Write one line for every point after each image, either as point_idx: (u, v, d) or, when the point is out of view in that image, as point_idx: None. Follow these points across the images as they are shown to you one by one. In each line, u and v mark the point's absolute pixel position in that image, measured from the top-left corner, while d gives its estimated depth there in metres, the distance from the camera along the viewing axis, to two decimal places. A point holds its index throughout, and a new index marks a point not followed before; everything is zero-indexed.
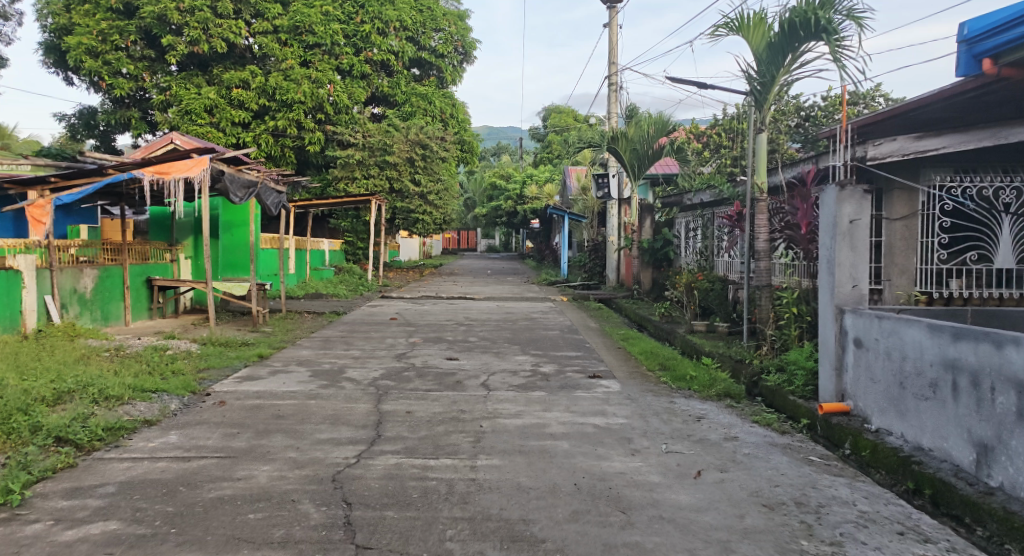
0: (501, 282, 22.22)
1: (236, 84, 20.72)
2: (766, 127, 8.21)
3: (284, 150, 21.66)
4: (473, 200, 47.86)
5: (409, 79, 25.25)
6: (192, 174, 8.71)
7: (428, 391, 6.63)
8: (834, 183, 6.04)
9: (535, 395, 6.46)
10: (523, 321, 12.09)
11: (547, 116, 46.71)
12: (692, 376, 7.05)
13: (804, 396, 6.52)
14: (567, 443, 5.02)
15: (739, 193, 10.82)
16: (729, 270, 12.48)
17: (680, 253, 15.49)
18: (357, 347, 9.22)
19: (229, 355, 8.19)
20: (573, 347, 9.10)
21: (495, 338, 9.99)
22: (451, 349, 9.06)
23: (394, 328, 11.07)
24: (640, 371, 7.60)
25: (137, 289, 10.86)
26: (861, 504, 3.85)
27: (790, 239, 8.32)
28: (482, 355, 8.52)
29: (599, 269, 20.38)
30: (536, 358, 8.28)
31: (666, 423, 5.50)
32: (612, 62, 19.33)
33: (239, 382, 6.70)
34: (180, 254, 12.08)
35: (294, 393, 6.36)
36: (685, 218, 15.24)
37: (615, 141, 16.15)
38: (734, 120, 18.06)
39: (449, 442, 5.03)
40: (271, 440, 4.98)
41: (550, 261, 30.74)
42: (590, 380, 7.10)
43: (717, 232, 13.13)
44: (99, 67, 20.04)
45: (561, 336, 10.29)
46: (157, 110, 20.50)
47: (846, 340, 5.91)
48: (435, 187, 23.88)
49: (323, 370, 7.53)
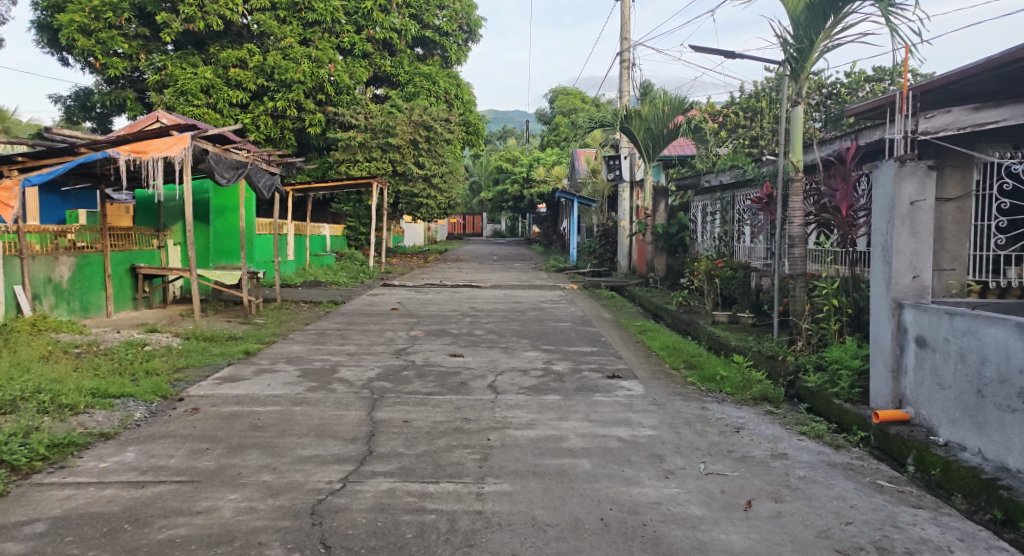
0: (508, 269, 21.54)
1: (234, 63, 19.87)
2: (804, 97, 7.44)
3: (283, 133, 20.77)
4: (479, 183, 47.03)
5: (412, 58, 24.46)
6: (172, 155, 7.98)
7: (428, 395, 5.92)
8: (892, 158, 5.28)
9: (549, 400, 5.74)
10: (533, 311, 11.36)
11: (553, 99, 45.87)
12: (723, 377, 6.34)
13: (850, 399, 5.81)
14: (589, 462, 4.30)
15: (767, 174, 10.07)
16: (751, 256, 11.78)
17: (697, 238, 14.80)
18: (354, 341, 8.53)
19: (212, 351, 7.49)
20: (588, 342, 8.36)
21: (502, 332, 9.26)
22: (456, 344, 8.35)
23: (395, 319, 10.39)
24: (663, 370, 6.88)
25: (120, 278, 10.17)
26: (958, 552, 3.16)
27: (826, 224, 7.61)
28: (489, 351, 7.82)
29: (610, 255, 19.64)
30: (547, 355, 7.55)
31: (701, 436, 4.77)
32: (624, 38, 18.50)
33: (218, 384, 5.98)
34: (168, 240, 11.44)
35: (278, 398, 5.64)
36: (703, 201, 14.53)
37: (630, 120, 15.31)
38: (753, 98, 17.56)
39: (451, 460, 4.32)
40: (245, 459, 4.26)
41: (558, 247, 30.04)
42: (609, 381, 6.38)
43: (740, 214, 12.34)
44: (93, 47, 19.18)
45: (575, 328, 9.57)
46: (153, 91, 19.70)
47: (905, 339, 5.17)
48: (441, 169, 23.75)
49: (313, 369, 6.82)
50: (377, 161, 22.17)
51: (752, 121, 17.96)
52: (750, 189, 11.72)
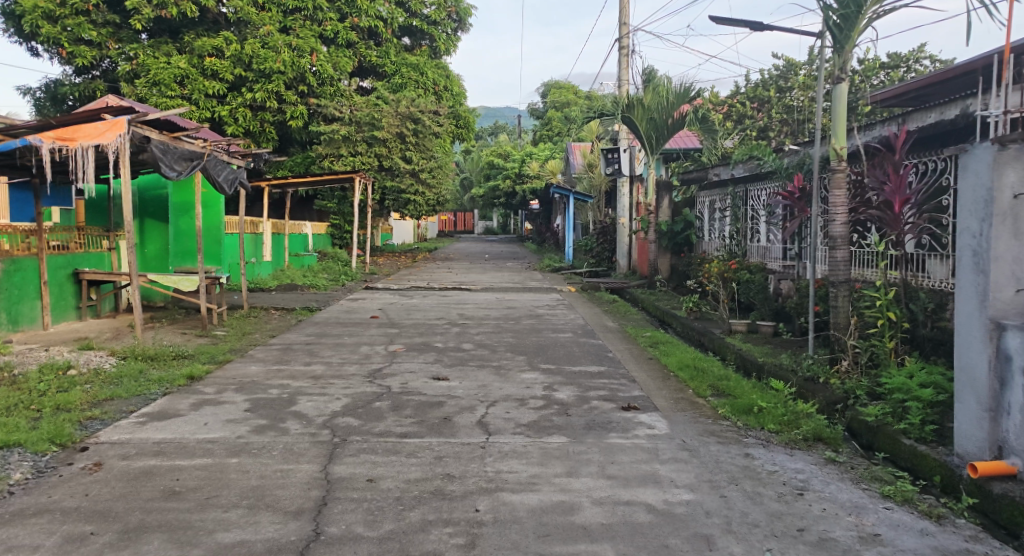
0: (501, 268, 20.36)
1: (209, 52, 18.52)
2: (849, 73, 6.29)
3: (263, 125, 19.38)
4: (469, 179, 45.83)
5: (399, 48, 23.28)
6: (103, 141, 6.74)
7: (403, 438, 4.76)
8: (991, 140, 4.14)
9: (554, 444, 4.59)
10: (529, 319, 10.20)
11: (545, 93, 44.82)
12: (761, 409, 5.20)
13: (924, 439, 4.68)
14: (613, 550, 3.16)
15: (785, 166, 9.01)
16: (767, 256, 10.78)
17: (704, 236, 13.75)
18: (323, 359, 7.35)
19: (149, 377, 6.28)
20: (595, 361, 7.20)
21: (496, 347, 8.10)
22: (439, 363, 7.18)
23: (374, 330, 9.23)
24: (687, 398, 5.73)
25: (60, 285, 9.01)
26: None
27: (874, 221, 6.51)
28: (479, 374, 6.67)
29: (608, 254, 18.56)
30: (547, 381, 6.39)
31: (757, 502, 3.64)
32: (623, 22, 17.36)
33: (140, 425, 4.79)
34: (121, 241, 10.30)
35: (211, 445, 4.45)
36: (710, 197, 13.49)
37: (631, 109, 14.17)
38: (761, 86, 16.50)
39: (425, 550, 3.17)
40: (141, 551, 3.10)
41: (552, 245, 28.99)
42: (625, 416, 5.24)
43: (755, 208, 11.20)
44: (59, 34, 17.74)
45: (578, 342, 8.40)
46: (123, 81, 18.25)
47: (1009, 371, 4.03)
48: (428, 164, 22.70)
49: (267, 400, 5.62)
50: (361, 155, 21.12)
51: (760, 110, 16.87)
52: (768, 181, 10.57)
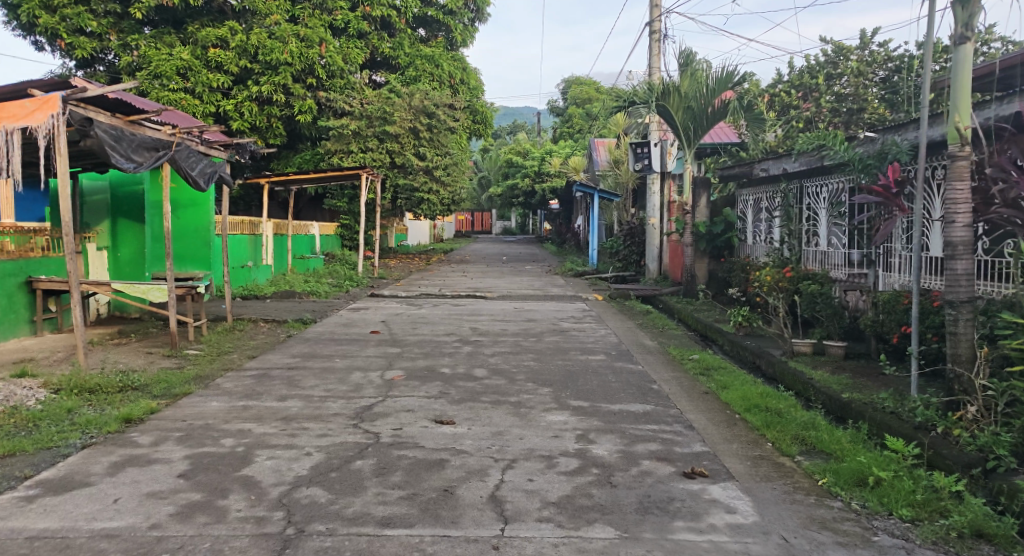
0: (519, 272, 18.93)
1: (214, 42, 17.26)
2: (975, 31, 4.80)
3: (271, 121, 18.04)
4: (488, 178, 44.55)
5: (414, 39, 22.01)
6: (31, 123, 5.52)
7: (388, 525, 3.42)
8: None
9: (597, 543, 3.21)
10: (553, 336, 8.79)
11: (565, 89, 43.39)
12: (882, 482, 3.77)
13: None
14: None
15: (866, 159, 7.51)
16: (829, 262, 9.32)
17: (747, 239, 12.35)
18: (304, 392, 5.99)
19: (77, 419, 4.94)
20: (638, 399, 5.78)
21: (514, 374, 6.70)
22: (444, 399, 5.81)
23: (373, 349, 7.92)
24: (766, 457, 4.31)
25: (11, 296, 7.78)
26: None
27: (1004, 224, 5.03)
28: (493, 416, 5.31)
29: (636, 257, 17.17)
30: (580, 427, 5.03)
31: None
32: (655, 5, 15.93)
33: (23, 509, 3.46)
34: (90, 243, 9.21)
35: (106, 547, 3.12)
36: (756, 196, 12.03)
37: (666, 97, 12.71)
38: (807, 73, 15.08)
39: None
40: None
41: (574, 247, 27.63)
42: (690, 488, 3.86)
43: (815, 207, 9.70)
44: (57, 24, 16.52)
45: (613, 369, 6.99)
46: (125, 74, 17.03)
47: None
48: (444, 161, 21.34)
49: (214, 457, 4.27)
50: (372, 152, 19.87)
51: (805, 100, 15.39)
52: (837, 173, 9.06)
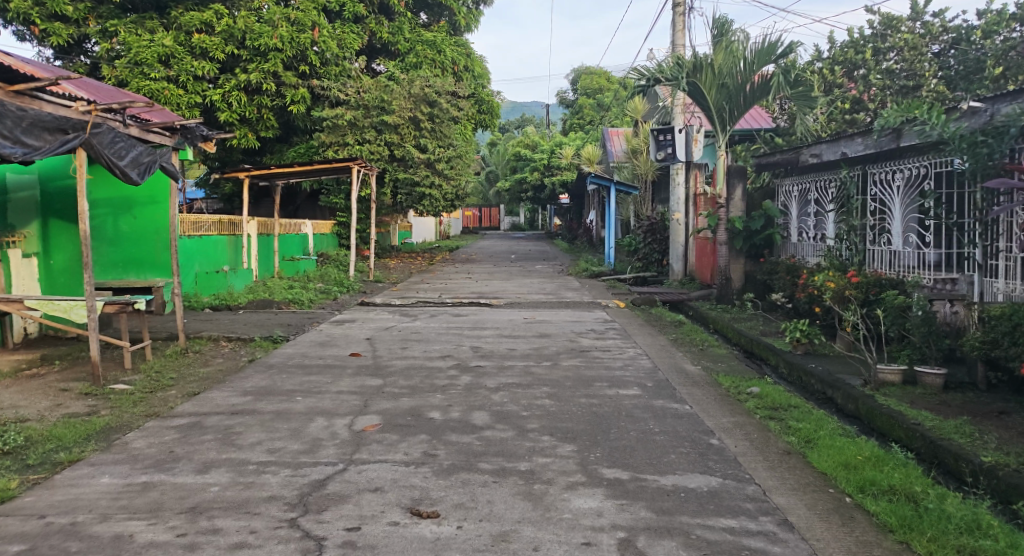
0: (528, 273, 17.33)
1: (197, 28, 15.52)
2: None
3: (261, 112, 16.35)
4: (496, 173, 43.04)
5: (414, 23, 20.37)
6: None
7: None
8: None
9: None
10: (571, 359, 7.15)
11: (574, 80, 41.77)
12: None
13: None
14: None
15: (990, 142, 5.87)
16: (906, 265, 7.65)
17: (792, 235, 10.66)
18: (238, 456, 4.37)
19: None
20: (698, 466, 4.15)
21: (525, 422, 5.07)
22: (429, 467, 4.18)
23: (348, 380, 6.32)
24: None
25: None
26: None
27: None
28: (494, 502, 3.68)
29: (658, 256, 15.50)
30: (623, 524, 3.41)
31: None
32: None
33: None
34: (16, 249, 7.60)
35: None
36: (803, 185, 10.35)
37: (698, 71, 11.05)
38: (854, 47, 13.43)
39: None
40: None
41: (586, 245, 26.03)
42: None
43: (887, 198, 8.01)
44: (29, 9, 14.70)
45: (655, 411, 5.33)
46: (103, 63, 15.30)
47: None
48: (446, 153, 19.66)
49: None
50: (369, 144, 18.26)
51: (850, 79, 13.67)
52: (920, 156, 7.38)
